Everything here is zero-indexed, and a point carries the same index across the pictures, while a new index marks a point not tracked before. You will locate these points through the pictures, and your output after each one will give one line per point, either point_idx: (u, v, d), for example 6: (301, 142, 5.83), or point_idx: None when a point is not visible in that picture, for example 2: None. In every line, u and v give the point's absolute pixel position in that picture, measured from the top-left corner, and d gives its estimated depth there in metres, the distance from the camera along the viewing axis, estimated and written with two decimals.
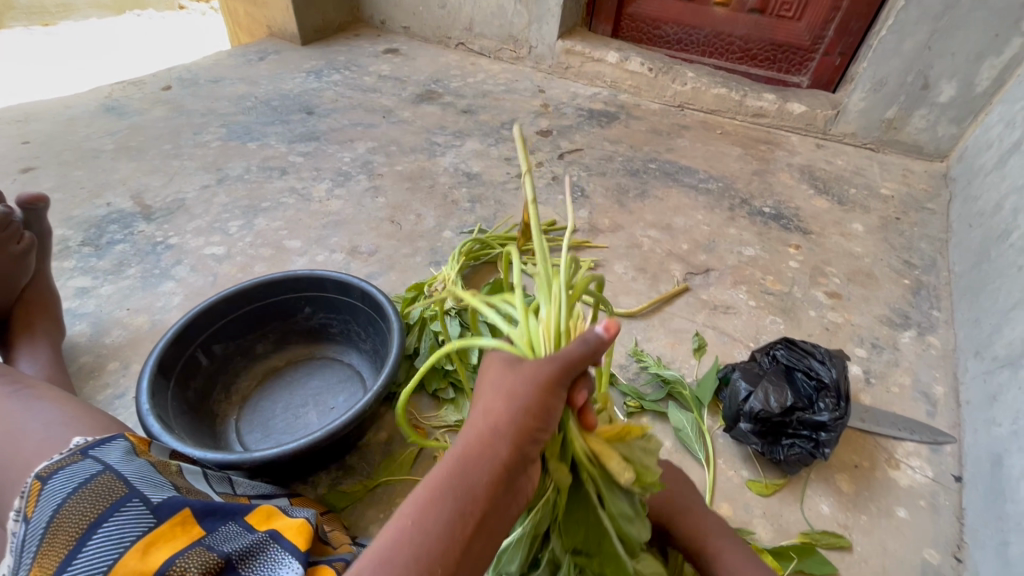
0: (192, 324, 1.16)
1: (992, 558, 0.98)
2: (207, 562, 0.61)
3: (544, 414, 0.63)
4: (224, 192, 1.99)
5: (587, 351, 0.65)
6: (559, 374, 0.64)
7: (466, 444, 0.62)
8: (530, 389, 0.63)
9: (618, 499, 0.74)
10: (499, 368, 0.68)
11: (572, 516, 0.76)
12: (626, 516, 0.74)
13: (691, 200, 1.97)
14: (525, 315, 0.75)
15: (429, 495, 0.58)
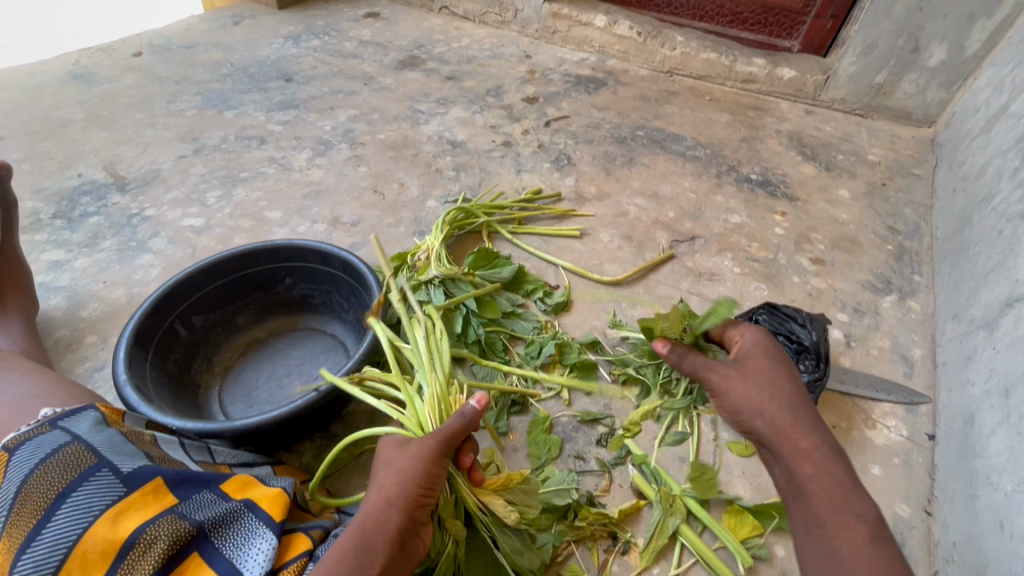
0: (170, 295, 1.14)
1: (961, 511, 1.02)
2: (178, 532, 0.61)
3: (432, 482, 0.73)
4: (200, 163, 1.94)
5: (464, 423, 0.78)
6: (440, 447, 0.76)
7: (365, 514, 0.69)
8: (419, 460, 0.74)
9: (508, 536, 0.88)
10: (391, 448, 0.77)
11: (475, 559, 0.89)
12: (516, 551, 0.87)
13: (679, 168, 1.95)
14: (412, 399, 0.95)
15: (329, 564, 0.64)
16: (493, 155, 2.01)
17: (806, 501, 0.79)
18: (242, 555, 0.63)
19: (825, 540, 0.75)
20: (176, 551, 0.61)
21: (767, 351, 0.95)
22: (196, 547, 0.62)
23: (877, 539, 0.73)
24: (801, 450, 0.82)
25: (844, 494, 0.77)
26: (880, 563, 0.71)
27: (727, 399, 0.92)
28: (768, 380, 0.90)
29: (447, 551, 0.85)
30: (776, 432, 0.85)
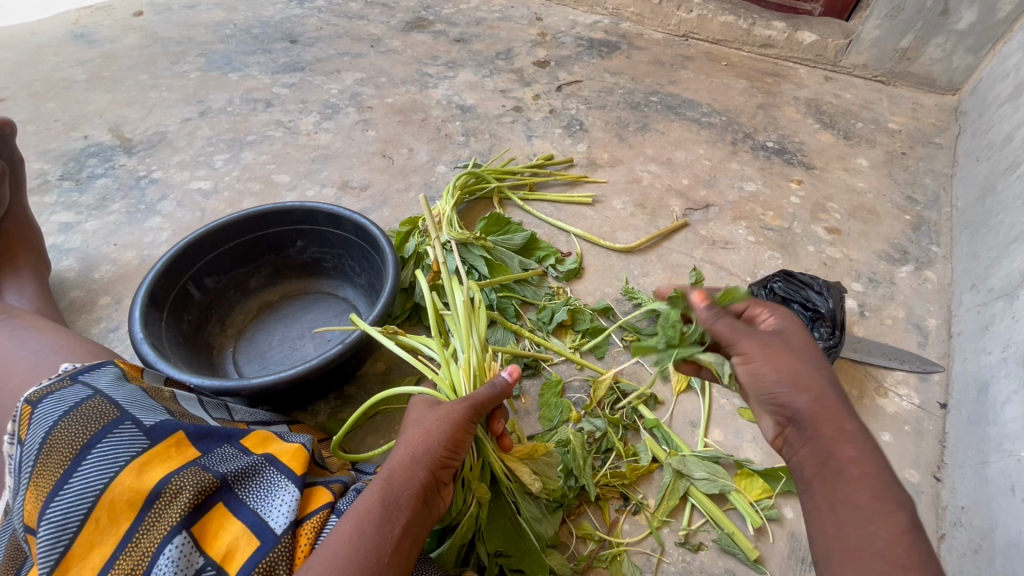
0: (183, 256, 1.14)
1: (971, 476, 1.02)
2: (203, 482, 0.59)
3: (456, 445, 0.74)
4: (207, 126, 1.91)
5: (496, 392, 0.80)
6: (468, 413, 0.77)
7: (391, 469, 0.69)
8: (447, 423, 0.74)
9: (529, 503, 0.91)
10: (421, 411, 0.78)
11: (494, 522, 0.89)
12: (535, 517, 0.90)
13: (693, 134, 1.91)
14: (446, 362, 0.95)
15: (358, 515, 0.63)
16: (503, 120, 1.97)
17: (842, 486, 0.66)
18: (268, 506, 0.62)
19: (858, 526, 0.63)
20: (203, 501, 0.59)
21: (805, 330, 0.77)
22: (221, 498, 0.61)
23: (915, 531, 0.62)
24: (842, 433, 0.68)
25: (886, 484, 0.65)
26: (918, 558, 0.60)
27: (754, 374, 0.74)
28: (814, 357, 0.73)
29: (470, 512, 0.84)
30: (819, 413, 0.69)
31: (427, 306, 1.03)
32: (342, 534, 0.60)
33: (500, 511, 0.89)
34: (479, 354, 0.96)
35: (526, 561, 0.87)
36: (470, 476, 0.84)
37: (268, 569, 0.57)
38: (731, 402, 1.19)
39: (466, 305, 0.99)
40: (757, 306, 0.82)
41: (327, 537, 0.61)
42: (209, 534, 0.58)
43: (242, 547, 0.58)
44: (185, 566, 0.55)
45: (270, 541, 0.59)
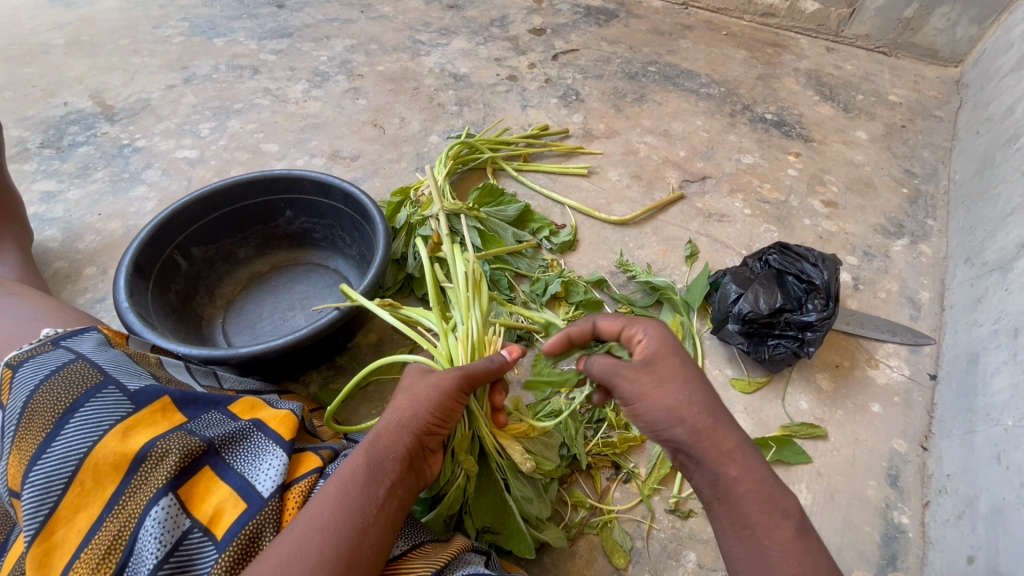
0: (168, 225, 1.12)
1: (958, 446, 1.04)
2: (190, 446, 0.58)
3: (445, 414, 0.74)
4: (191, 93, 1.85)
5: (494, 367, 0.78)
6: (460, 382, 0.76)
7: (377, 433, 0.68)
8: (436, 391, 0.73)
9: (520, 483, 0.89)
10: (413, 377, 0.78)
11: (482, 499, 0.89)
12: (527, 498, 0.89)
13: (691, 106, 1.87)
14: (445, 334, 0.94)
15: (344, 477, 0.62)
16: (497, 90, 1.92)
17: (731, 506, 0.62)
18: (255, 470, 0.61)
19: (754, 542, 0.61)
20: (189, 464, 0.58)
21: (674, 344, 0.69)
22: (208, 462, 0.60)
23: (802, 531, 0.61)
24: (725, 454, 0.63)
25: (771, 493, 0.62)
26: (809, 560, 0.59)
27: (642, 409, 0.66)
28: (688, 379, 0.65)
29: (458, 483, 0.86)
30: (699, 439, 0.63)
31: (429, 278, 1.04)
32: (329, 494, 0.60)
33: (490, 487, 0.90)
34: (480, 325, 0.95)
35: (512, 539, 0.87)
36: (458, 448, 0.84)
37: (255, 531, 0.57)
38: (723, 372, 1.21)
39: (468, 277, 1.00)
40: (626, 326, 0.72)
41: (314, 498, 0.60)
42: (196, 497, 0.58)
43: (229, 510, 0.58)
44: (172, 528, 0.55)
45: (257, 504, 0.59)
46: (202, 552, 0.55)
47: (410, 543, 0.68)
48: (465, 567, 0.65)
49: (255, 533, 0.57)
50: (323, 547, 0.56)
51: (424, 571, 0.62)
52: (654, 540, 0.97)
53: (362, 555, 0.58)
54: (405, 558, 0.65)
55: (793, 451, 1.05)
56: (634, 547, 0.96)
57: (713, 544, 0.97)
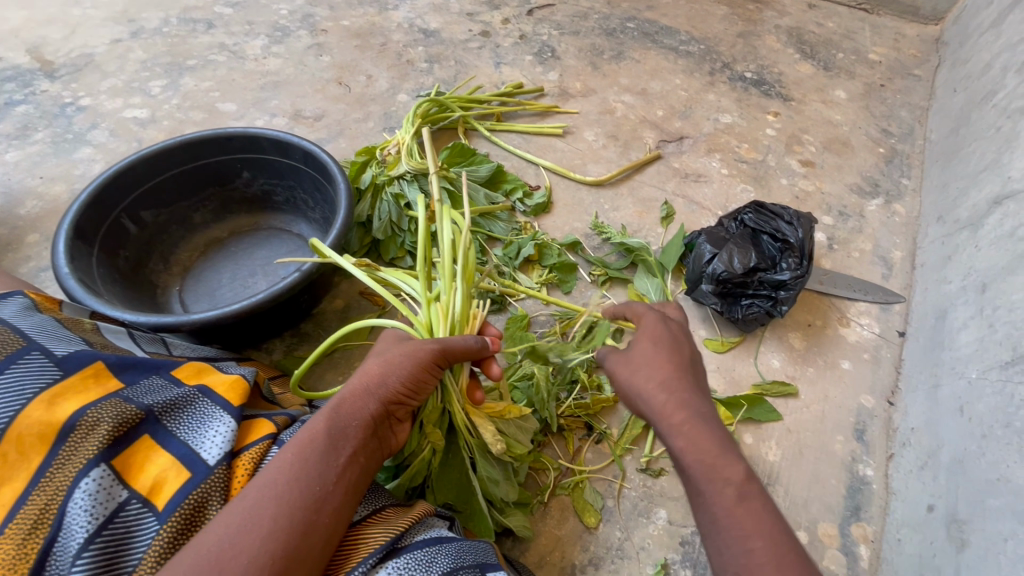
0: (111, 186, 1.05)
1: (923, 400, 1.05)
2: (124, 414, 0.58)
3: (417, 384, 0.72)
4: (140, 48, 1.72)
5: (472, 346, 0.78)
6: (434, 353, 0.74)
7: (342, 398, 0.66)
8: (406, 359, 0.71)
9: (488, 464, 0.87)
10: (388, 342, 0.77)
11: (448, 476, 0.88)
12: (493, 480, 0.86)
13: (670, 63, 1.81)
14: (428, 303, 0.89)
15: (302, 441, 0.60)
16: (469, 46, 1.83)
17: (685, 475, 0.65)
18: (200, 438, 0.61)
19: (703, 508, 0.63)
20: (125, 434, 0.58)
21: (660, 332, 0.77)
22: (147, 430, 0.60)
23: (745, 496, 0.61)
24: (683, 423, 0.67)
25: (716, 459, 0.64)
26: (754, 523, 0.59)
27: (618, 388, 0.76)
28: (652, 361, 0.73)
29: (422, 456, 0.84)
30: (664, 407, 0.69)
31: (419, 242, 0.93)
32: (284, 462, 0.58)
33: (458, 465, 0.88)
34: (465, 301, 0.90)
35: (473, 521, 0.85)
36: (428, 420, 0.82)
37: (200, 500, 0.57)
38: (697, 334, 1.21)
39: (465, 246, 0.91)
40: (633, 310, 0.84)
41: (269, 465, 0.58)
42: (134, 467, 0.57)
43: (170, 479, 0.57)
44: (106, 500, 0.54)
45: (203, 472, 0.59)
46: (141, 523, 0.55)
47: (371, 508, 0.67)
48: (426, 531, 0.65)
49: (201, 502, 0.57)
50: (276, 516, 0.54)
51: (383, 536, 0.61)
52: (625, 498, 0.98)
53: (319, 524, 0.56)
54: (364, 524, 0.64)
55: (764, 409, 1.06)
56: (605, 506, 0.97)
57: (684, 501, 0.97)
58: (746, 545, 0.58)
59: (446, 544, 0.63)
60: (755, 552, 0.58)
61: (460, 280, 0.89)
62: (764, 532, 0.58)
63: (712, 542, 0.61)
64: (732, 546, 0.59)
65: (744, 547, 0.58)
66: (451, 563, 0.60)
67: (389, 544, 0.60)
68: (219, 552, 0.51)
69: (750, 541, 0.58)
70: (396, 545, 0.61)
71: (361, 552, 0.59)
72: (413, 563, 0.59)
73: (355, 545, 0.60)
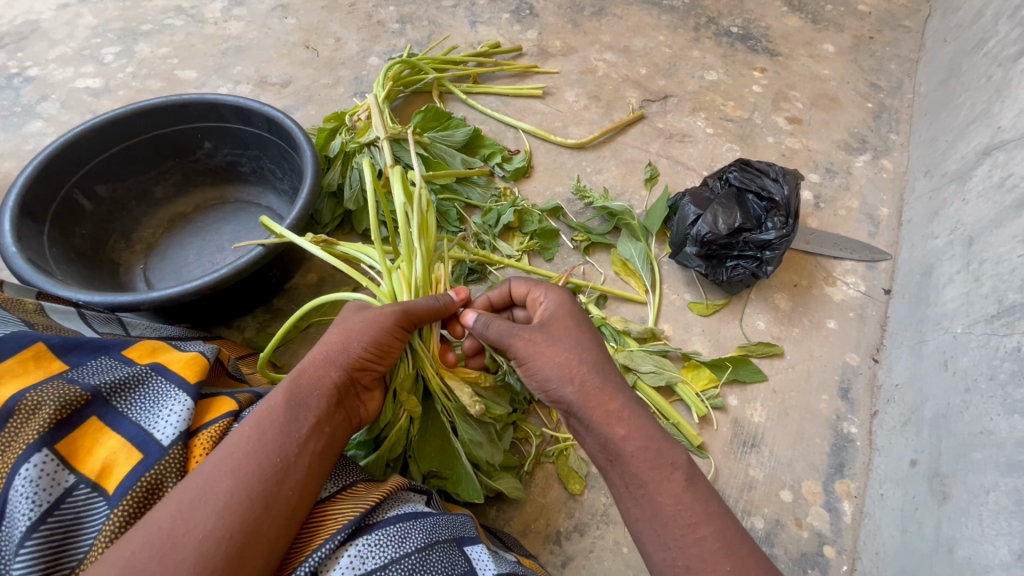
0: (58, 159, 0.99)
1: (908, 356, 1.04)
2: (67, 396, 0.56)
3: (379, 349, 0.71)
4: (89, 13, 1.62)
5: (439, 306, 0.80)
6: (396, 318, 0.74)
7: (302, 371, 0.65)
8: (367, 328, 0.70)
9: (469, 426, 0.85)
10: (349, 312, 0.76)
11: (427, 443, 0.85)
12: (476, 442, 0.85)
13: (653, 19, 1.73)
14: (389, 271, 0.87)
15: (262, 414, 0.59)
16: (443, 5, 1.73)
17: (623, 466, 0.64)
18: (152, 418, 0.59)
19: (648, 499, 0.62)
20: (70, 416, 0.56)
21: (570, 309, 0.76)
22: (95, 412, 0.57)
23: (692, 481, 0.62)
24: (612, 414, 0.66)
25: (659, 447, 0.63)
26: (700, 507, 0.60)
27: (535, 369, 0.71)
28: (578, 342, 0.72)
29: (400, 425, 0.81)
30: (586, 397, 0.67)
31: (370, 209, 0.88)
32: (243, 434, 0.56)
33: (439, 431, 0.86)
34: (426, 266, 0.87)
35: (460, 485, 0.83)
36: (401, 387, 0.80)
37: (155, 482, 0.55)
38: (681, 298, 1.19)
39: (418, 206, 0.87)
40: (532, 291, 0.81)
41: (226, 440, 0.57)
42: (81, 450, 0.55)
43: (120, 462, 0.56)
44: (51, 485, 0.52)
45: (155, 453, 0.57)
46: (91, 508, 0.54)
47: (341, 484, 0.65)
48: (400, 506, 0.63)
49: (155, 483, 0.55)
50: (232, 490, 0.53)
51: (352, 512, 0.59)
52: None
53: (280, 496, 0.55)
54: (332, 500, 0.62)
55: (749, 370, 1.06)
56: (589, 473, 0.96)
57: None
58: (696, 533, 0.58)
59: (421, 519, 0.61)
60: (705, 539, 0.58)
61: (419, 246, 0.85)
62: (710, 516, 0.59)
63: (659, 536, 0.60)
64: (680, 537, 0.59)
65: (692, 535, 0.58)
66: (425, 538, 0.59)
67: (358, 520, 0.58)
68: (169, 528, 0.49)
69: (699, 528, 0.59)
70: (366, 521, 0.59)
71: (329, 529, 0.57)
72: (385, 539, 0.57)
73: (323, 522, 0.59)
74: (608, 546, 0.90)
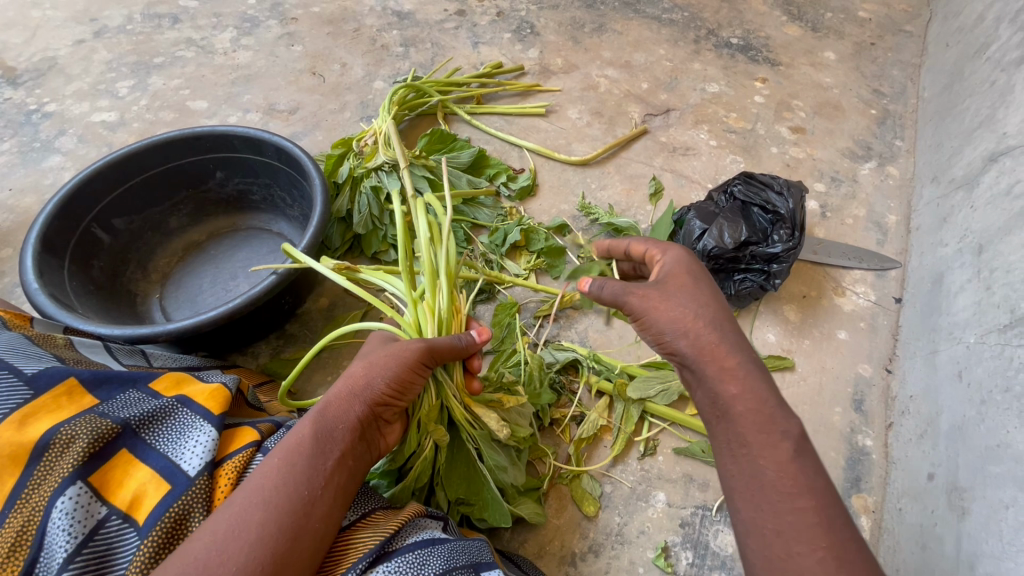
0: (77, 195, 1.02)
1: (921, 366, 1.03)
2: (100, 429, 0.57)
3: (403, 384, 0.71)
4: (103, 48, 1.67)
5: (460, 346, 0.78)
6: (420, 353, 0.72)
7: (329, 402, 0.66)
8: (391, 362, 0.70)
9: (493, 452, 0.85)
10: (374, 344, 0.76)
11: (454, 469, 0.86)
12: (500, 467, 0.84)
13: (653, 33, 1.75)
14: (414, 302, 0.86)
15: (292, 446, 0.60)
16: (445, 27, 1.76)
17: (729, 424, 0.64)
18: (179, 449, 0.60)
19: (749, 461, 0.61)
20: (101, 449, 0.57)
21: (691, 268, 0.74)
22: (125, 444, 0.59)
23: (801, 454, 0.61)
24: (724, 371, 0.65)
25: (771, 413, 0.62)
26: (804, 481, 0.59)
27: (647, 321, 0.71)
28: (694, 297, 0.70)
29: (426, 455, 0.81)
30: (700, 348, 0.66)
31: (396, 236, 0.88)
32: (271, 467, 0.58)
33: (464, 456, 0.86)
34: (451, 297, 0.86)
35: (488, 509, 0.84)
36: (427, 418, 0.79)
37: (182, 513, 0.57)
38: None
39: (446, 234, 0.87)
40: (650, 249, 0.79)
41: (255, 471, 0.58)
42: (113, 482, 0.57)
43: (150, 493, 0.57)
44: (85, 517, 0.54)
45: (183, 483, 0.58)
46: (123, 538, 0.55)
47: (360, 512, 0.66)
48: (418, 532, 0.64)
49: (183, 515, 0.57)
50: (263, 522, 0.54)
51: (373, 539, 0.60)
52: (623, 484, 0.97)
53: (307, 529, 0.56)
54: (354, 528, 0.63)
55: None
56: (604, 492, 0.96)
57: (682, 483, 0.96)
58: (794, 503, 0.58)
59: (439, 545, 0.62)
60: (805, 511, 0.58)
61: (445, 279, 0.85)
62: (814, 491, 0.58)
63: (756, 499, 0.60)
64: (777, 503, 0.59)
65: (789, 504, 0.58)
66: (445, 564, 0.59)
67: (378, 548, 0.59)
68: (204, 560, 0.51)
69: (798, 500, 0.58)
70: (386, 549, 0.60)
71: (351, 557, 0.58)
72: (404, 566, 0.58)
73: (345, 550, 0.60)
74: (624, 566, 0.90)
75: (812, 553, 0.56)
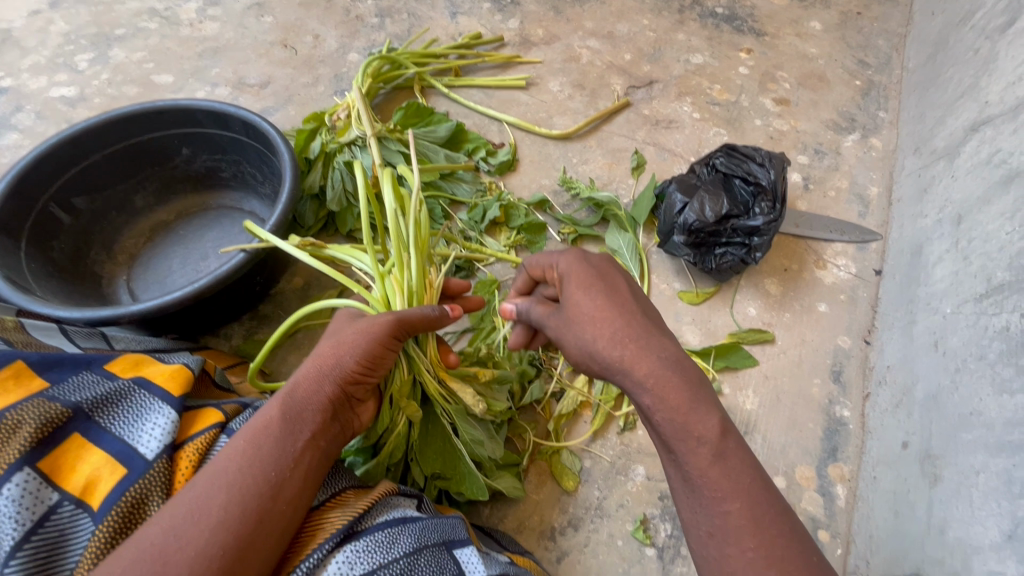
0: (31, 172, 0.97)
1: (899, 337, 1.04)
2: (48, 414, 0.55)
3: (374, 361, 0.69)
4: (61, 19, 1.59)
5: (433, 316, 0.75)
6: (390, 328, 0.70)
7: (298, 381, 0.64)
8: (360, 339, 0.68)
9: (470, 426, 0.83)
10: (341, 322, 0.74)
11: (429, 445, 0.85)
12: (477, 441, 0.83)
13: (637, 3, 1.70)
14: (381, 277, 0.85)
15: (257, 429, 0.59)
16: None
17: (657, 433, 0.63)
18: (136, 432, 0.59)
19: (677, 466, 0.62)
20: (50, 434, 0.55)
21: (587, 275, 0.71)
22: (77, 428, 0.57)
23: (722, 455, 0.60)
24: (638, 385, 0.64)
25: (687, 415, 0.61)
26: (730, 483, 0.59)
27: (566, 350, 0.72)
28: (592, 313, 0.68)
29: (400, 430, 0.80)
30: (612, 368, 0.66)
31: (361, 209, 0.85)
32: (236, 450, 0.56)
33: (440, 432, 0.85)
34: (421, 271, 0.84)
35: (464, 483, 0.83)
36: (398, 393, 0.78)
37: (140, 497, 0.55)
38: (671, 287, 1.18)
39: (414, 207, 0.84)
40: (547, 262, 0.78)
41: (218, 454, 0.57)
42: (64, 468, 0.55)
43: (104, 478, 0.55)
44: (34, 504, 0.52)
45: (140, 467, 0.56)
46: (76, 525, 0.53)
47: (330, 492, 0.65)
48: (389, 511, 0.63)
49: (140, 499, 0.55)
50: (225, 507, 0.52)
51: (342, 519, 0.59)
52: (602, 459, 0.97)
53: (274, 511, 0.55)
54: (325, 508, 0.62)
55: (740, 356, 1.05)
56: (583, 467, 0.96)
57: None
58: (719, 506, 0.58)
59: (409, 524, 0.61)
60: (729, 514, 0.58)
61: (413, 252, 0.83)
62: (741, 493, 0.58)
63: (689, 500, 0.61)
64: (707, 505, 0.59)
65: (716, 508, 0.58)
66: (414, 543, 0.59)
67: (346, 528, 0.58)
68: (161, 545, 0.49)
69: (725, 503, 0.58)
70: (355, 528, 0.59)
71: (318, 538, 0.57)
72: (372, 546, 0.57)
73: (314, 530, 0.59)
74: (603, 539, 0.90)
75: (741, 555, 0.56)
